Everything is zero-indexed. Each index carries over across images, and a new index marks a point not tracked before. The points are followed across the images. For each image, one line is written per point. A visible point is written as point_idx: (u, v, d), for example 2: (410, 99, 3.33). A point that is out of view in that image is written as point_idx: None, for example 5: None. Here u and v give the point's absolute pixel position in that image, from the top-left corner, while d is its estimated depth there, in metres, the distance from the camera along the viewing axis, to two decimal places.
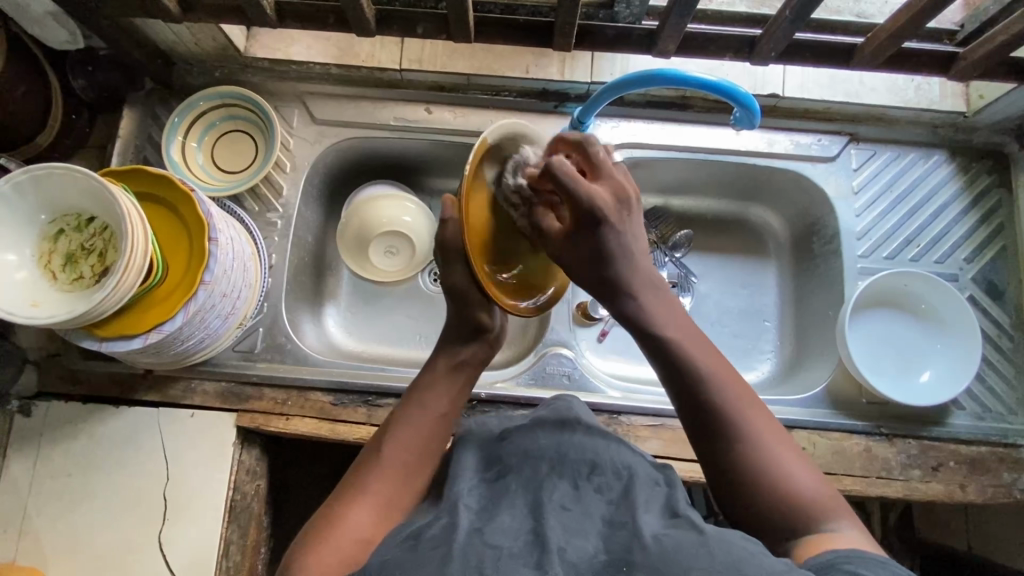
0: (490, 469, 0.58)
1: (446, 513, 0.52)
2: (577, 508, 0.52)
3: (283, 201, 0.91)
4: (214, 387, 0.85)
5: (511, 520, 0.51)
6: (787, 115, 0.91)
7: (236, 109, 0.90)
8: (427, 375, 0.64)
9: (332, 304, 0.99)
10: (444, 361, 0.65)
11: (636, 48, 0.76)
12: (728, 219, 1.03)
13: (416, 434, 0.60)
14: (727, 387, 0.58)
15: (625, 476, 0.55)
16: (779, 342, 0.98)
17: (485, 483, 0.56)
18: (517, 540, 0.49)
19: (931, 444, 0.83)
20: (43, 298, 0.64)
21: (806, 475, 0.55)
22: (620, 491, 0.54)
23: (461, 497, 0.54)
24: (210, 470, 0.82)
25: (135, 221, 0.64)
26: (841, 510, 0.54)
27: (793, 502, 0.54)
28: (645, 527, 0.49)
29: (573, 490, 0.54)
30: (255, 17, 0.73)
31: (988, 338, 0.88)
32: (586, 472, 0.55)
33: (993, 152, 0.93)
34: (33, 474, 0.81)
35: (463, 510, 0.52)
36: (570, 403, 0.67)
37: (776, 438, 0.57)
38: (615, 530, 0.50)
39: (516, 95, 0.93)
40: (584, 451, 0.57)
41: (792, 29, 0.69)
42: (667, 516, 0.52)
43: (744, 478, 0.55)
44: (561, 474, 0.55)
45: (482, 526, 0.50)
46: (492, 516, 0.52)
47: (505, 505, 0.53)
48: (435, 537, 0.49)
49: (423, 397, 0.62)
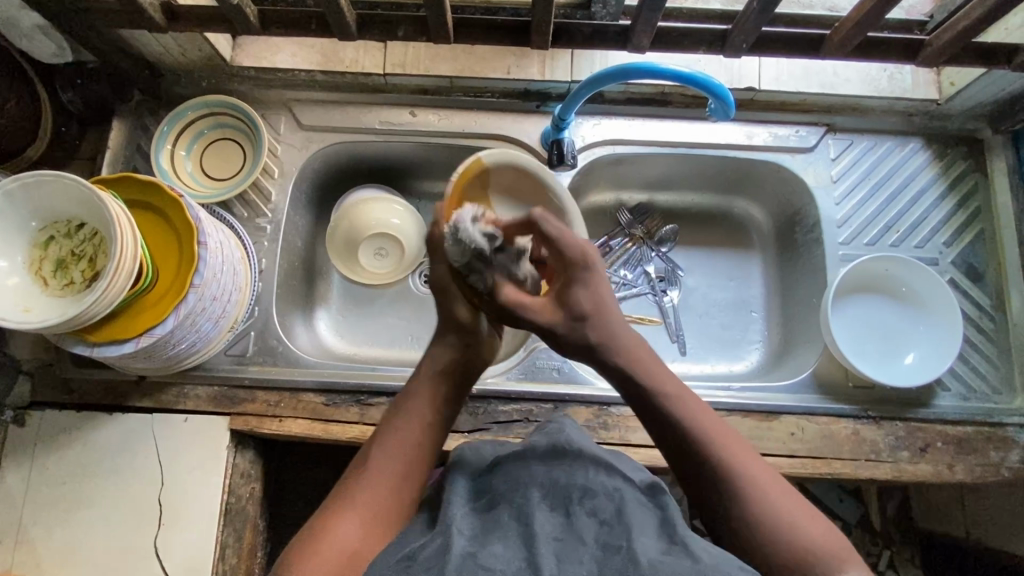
0: (480, 501, 0.59)
1: (439, 535, 0.53)
2: (570, 536, 0.52)
3: (272, 206, 0.92)
4: (207, 392, 0.85)
5: (504, 548, 0.51)
6: (764, 108, 0.93)
7: (223, 117, 0.91)
8: (414, 384, 0.67)
9: (323, 308, 1.00)
10: (430, 365, 0.68)
11: (612, 45, 0.78)
12: (712, 212, 1.04)
13: (402, 440, 0.62)
14: (721, 443, 0.61)
15: (617, 498, 0.56)
16: (767, 332, 0.99)
17: (477, 511, 0.57)
18: (510, 565, 0.49)
19: (918, 426, 0.84)
20: (35, 303, 0.65)
21: (812, 524, 0.57)
22: (614, 513, 0.54)
23: (452, 521, 0.55)
24: (204, 473, 0.82)
25: (125, 226, 0.65)
26: (845, 551, 0.55)
27: (805, 557, 0.54)
28: (641, 552, 0.50)
29: (565, 519, 0.53)
30: (239, 25, 0.74)
31: (971, 320, 0.89)
32: (576, 497, 0.55)
33: (969, 138, 0.94)
34: (28, 483, 0.82)
35: (457, 533, 0.53)
36: (562, 426, 0.68)
37: (780, 495, 0.59)
38: (610, 554, 0.50)
39: (498, 96, 0.95)
40: (575, 478, 0.58)
41: (761, 22, 0.71)
42: (662, 540, 0.52)
43: (752, 530, 0.56)
44: (552, 503, 0.55)
45: (476, 550, 0.50)
46: (485, 543, 0.51)
47: (497, 535, 0.53)
48: (430, 556, 0.50)
49: (408, 406, 0.65)
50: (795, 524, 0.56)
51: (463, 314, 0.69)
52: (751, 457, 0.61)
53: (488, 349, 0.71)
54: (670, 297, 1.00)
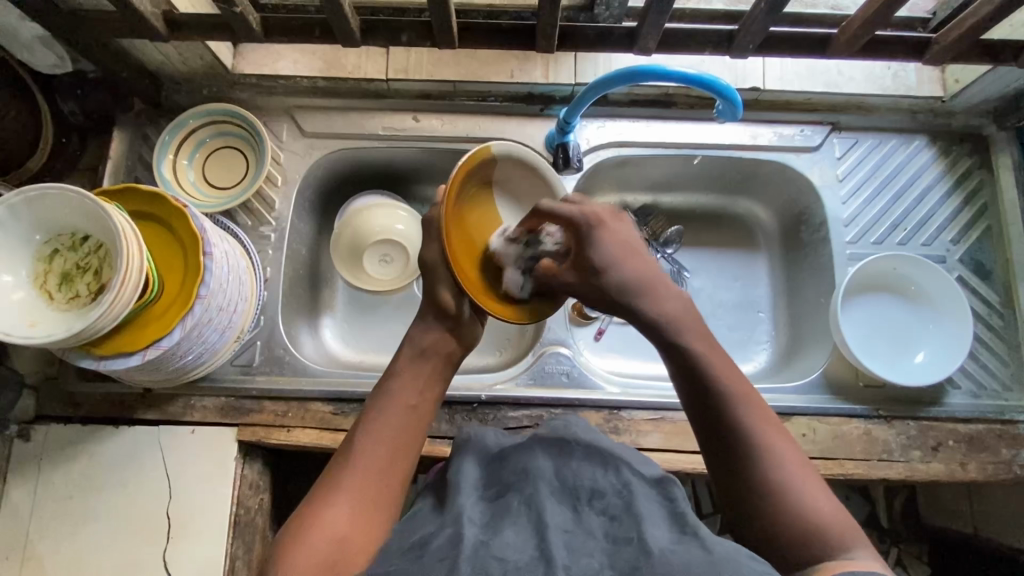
0: (490, 490, 0.59)
1: (449, 524, 0.53)
2: (579, 529, 0.52)
3: (276, 215, 0.91)
4: (214, 402, 0.84)
5: (516, 536, 0.51)
6: (768, 108, 0.93)
7: (225, 125, 0.91)
8: (398, 366, 0.66)
9: (328, 315, 0.99)
10: (408, 349, 0.67)
11: (618, 47, 0.77)
12: (717, 213, 1.04)
13: (389, 425, 0.61)
14: (746, 402, 0.60)
15: (625, 493, 0.56)
16: (774, 332, 0.99)
17: (487, 501, 0.57)
18: (523, 554, 0.49)
19: (929, 424, 0.84)
20: (41, 317, 0.64)
21: (822, 498, 0.55)
22: (622, 508, 0.54)
23: (462, 510, 0.54)
24: (213, 485, 0.81)
25: (131, 238, 0.65)
26: (855, 533, 0.53)
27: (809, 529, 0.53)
28: (652, 541, 0.49)
29: (573, 515, 0.54)
30: (242, 33, 0.73)
31: (980, 318, 0.89)
32: (585, 497, 0.56)
33: (974, 135, 0.94)
34: (35, 498, 0.81)
35: (468, 522, 0.52)
36: (568, 422, 0.67)
37: (797, 463, 0.57)
38: (620, 546, 0.50)
39: (501, 99, 0.94)
40: (581, 478, 0.58)
41: (768, 22, 0.71)
42: (673, 531, 0.52)
43: (761, 490, 0.56)
44: (560, 499, 0.56)
45: (488, 539, 0.50)
46: (497, 531, 0.52)
47: (509, 520, 0.53)
48: (441, 547, 0.49)
49: (390, 388, 0.64)
50: (805, 495, 0.55)
51: (446, 298, 0.68)
52: (773, 420, 0.60)
53: (467, 335, 0.70)
54: None
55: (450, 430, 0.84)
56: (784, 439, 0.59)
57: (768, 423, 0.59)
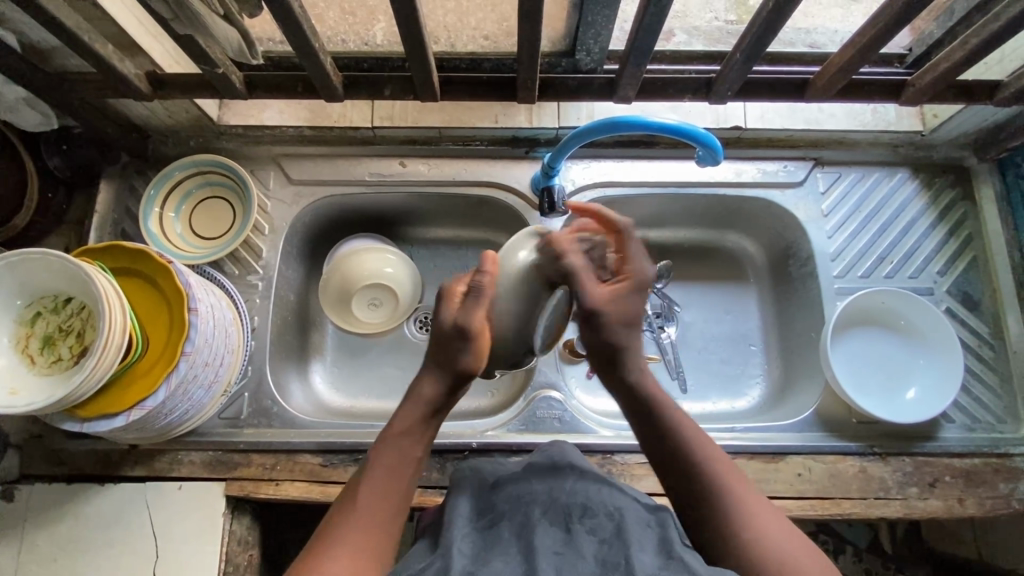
0: (483, 518, 0.58)
1: (440, 557, 0.52)
2: (570, 550, 0.52)
3: (263, 262, 0.91)
4: (201, 457, 0.83)
5: (503, 564, 0.50)
6: (751, 145, 0.94)
7: (212, 175, 0.91)
8: (399, 419, 0.63)
9: (318, 360, 0.98)
10: (412, 402, 0.63)
11: (598, 95, 0.79)
12: (705, 247, 1.04)
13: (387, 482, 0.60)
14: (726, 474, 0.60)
15: (617, 517, 0.55)
16: (767, 366, 0.99)
17: (479, 532, 0.56)
18: None
19: (925, 460, 0.83)
20: (21, 384, 0.64)
21: (804, 551, 0.55)
22: (613, 531, 0.54)
23: (452, 543, 0.53)
24: (201, 543, 0.80)
25: (112, 299, 0.64)
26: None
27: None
28: (638, 565, 0.50)
29: (564, 536, 0.53)
30: (225, 90, 0.74)
31: (971, 348, 0.89)
32: (577, 515, 0.55)
33: (955, 166, 0.95)
34: (18, 561, 0.79)
35: (456, 553, 0.52)
36: (563, 450, 0.68)
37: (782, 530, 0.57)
38: (608, 570, 0.50)
39: (487, 143, 0.95)
40: (576, 495, 0.58)
41: (745, 70, 0.71)
42: (661, 556, 0.52)
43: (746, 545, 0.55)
44: (552, 519, 0.55)
45: (475, 572, 0.50)
46: (486, 562, 0.51)
47: (498, 552, 0.52)
48: None
49: (392, 444, 0.62)
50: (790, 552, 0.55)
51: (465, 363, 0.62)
52: (754, 491, 0.60)
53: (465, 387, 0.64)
54: (668, 332, 0.99)
55: (442, 478, 0.83)
56: (768, 511, 0.59)
57: (750, 500, 0.59)
